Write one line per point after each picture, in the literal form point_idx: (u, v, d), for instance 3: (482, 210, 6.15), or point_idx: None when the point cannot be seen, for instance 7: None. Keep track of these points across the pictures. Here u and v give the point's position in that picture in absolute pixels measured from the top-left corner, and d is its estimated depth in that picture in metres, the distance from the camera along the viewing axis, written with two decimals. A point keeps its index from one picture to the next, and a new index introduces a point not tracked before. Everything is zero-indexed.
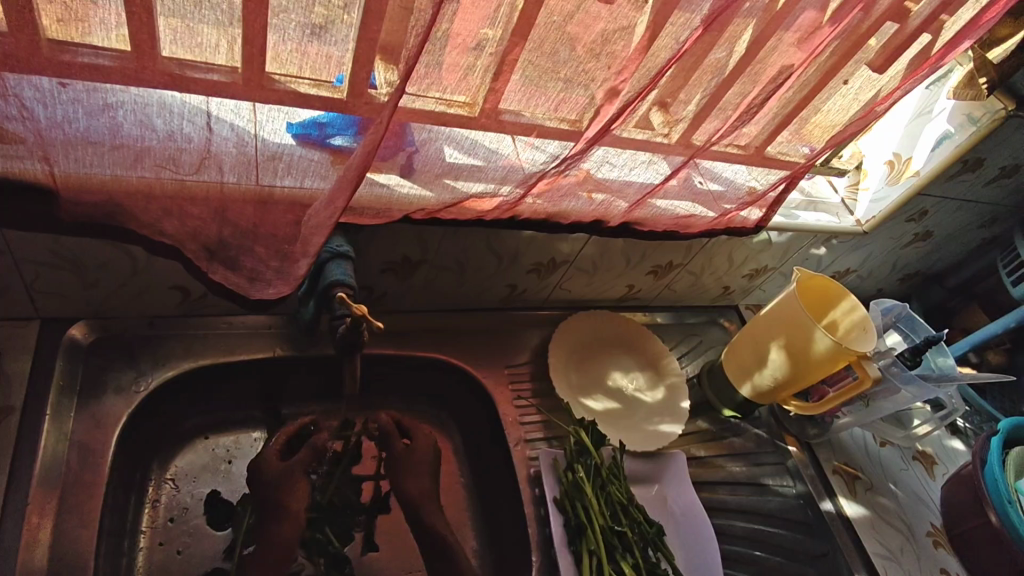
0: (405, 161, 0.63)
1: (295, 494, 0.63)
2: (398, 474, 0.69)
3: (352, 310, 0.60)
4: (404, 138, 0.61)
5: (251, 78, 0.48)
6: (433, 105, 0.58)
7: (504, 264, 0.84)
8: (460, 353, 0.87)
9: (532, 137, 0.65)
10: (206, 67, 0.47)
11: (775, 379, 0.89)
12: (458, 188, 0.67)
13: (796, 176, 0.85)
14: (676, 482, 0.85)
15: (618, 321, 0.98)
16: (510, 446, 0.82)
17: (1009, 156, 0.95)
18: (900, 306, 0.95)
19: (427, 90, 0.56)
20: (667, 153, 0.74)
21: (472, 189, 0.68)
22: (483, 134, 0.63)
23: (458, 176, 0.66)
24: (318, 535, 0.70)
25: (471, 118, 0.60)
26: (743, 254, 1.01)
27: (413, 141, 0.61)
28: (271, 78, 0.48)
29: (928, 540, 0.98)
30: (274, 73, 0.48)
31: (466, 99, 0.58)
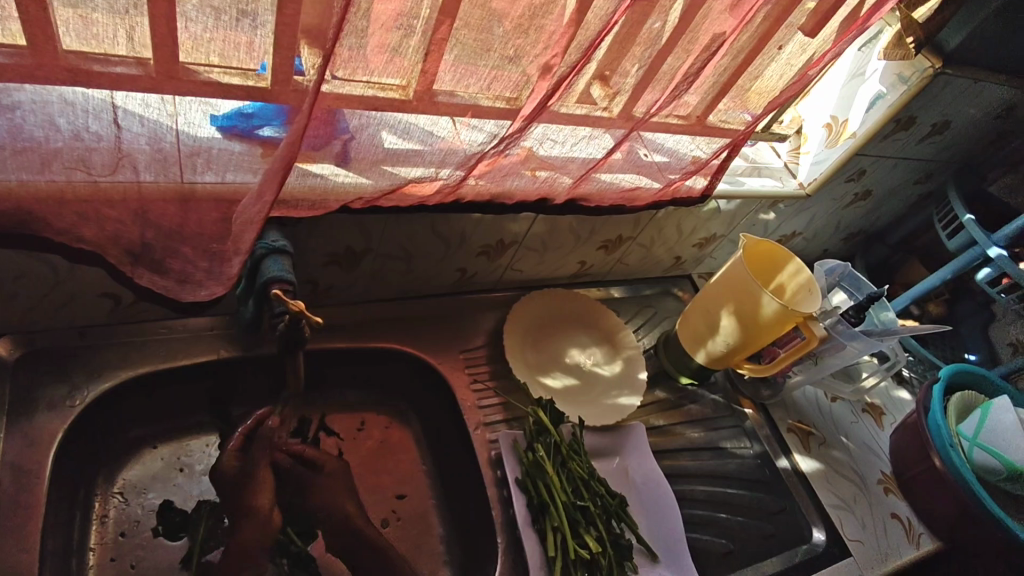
0: (340, 150, 0.61)
1: (262, 493, 0.63)
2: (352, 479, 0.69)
3: (289, 307, 0.57)
4: (335, 125, 0.58)
5: (164, 69, 0.45)
6: (361, 89, 0.56)
7: (452, 248, 0.83)
8: (415, 342, 0.86)
9: (468, 117, 0.63)
10: (109, 60, 0.44)
11: (727, 345, 0.91)
12: (397, 173, 0.65)
13: (738, 143, 0.85)
14: (636, 452, 0.87)
15: (573, 298, 0.98)
16: (470, 431, 0.82)
17: (940, 114, 0.98)
18: (842, 265, 0.97)
19: (355, 74, 0.54)
20: (608, 127, 0.73)
21: (411, 173, 0.66)
22: (419, 116, 0.61)
23: (396, 162, 0.64)
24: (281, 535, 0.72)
25: (405, 101, 0.58)
26: (691, 223, 1.02)
27: (345, 128, 0.59)
28: (186, 67, 0.46)
29: (879, 488, 1.02)
30: (187, 62, 0.45)
31: (399, 82, 0.56)
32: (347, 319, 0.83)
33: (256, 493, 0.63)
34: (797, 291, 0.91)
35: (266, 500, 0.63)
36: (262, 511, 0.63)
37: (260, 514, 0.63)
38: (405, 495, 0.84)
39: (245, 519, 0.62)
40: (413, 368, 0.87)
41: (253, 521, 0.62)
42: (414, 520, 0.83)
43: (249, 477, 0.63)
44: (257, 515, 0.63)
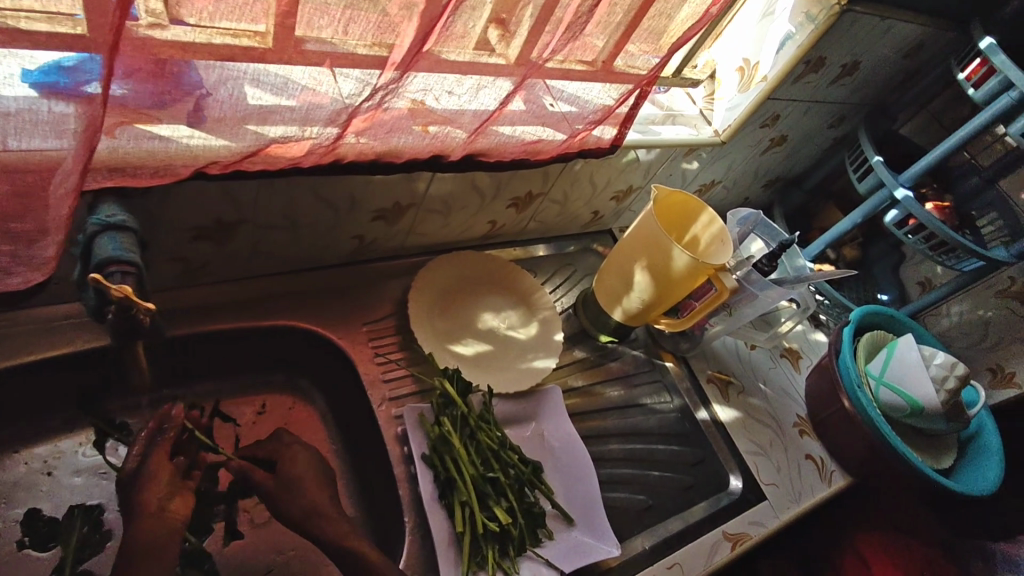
0: (191, 106, 0.53)
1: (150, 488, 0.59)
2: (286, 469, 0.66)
3: (112, 292, 0.50)
4: (183, 78, 0.50)
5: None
6: (215, 38, 0.49)
7: (343, 214, 0.76)
8: (311, 317, 0.80)
9: (326, 67, 0.55)
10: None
11: (642, 301, 0.89)
12: (263, 132, 0.58)
13: (646, 88, 0.80)
14: (552, 416, 0.85)
15: (485, 260, 0.94)
16: (374, 408, 0.78)
17: (849, 53, 0.96)
18: (754, 214, 0.94)
19: (210, 21, 0.48)
20: (499, 73, 0.67)
21: (276, 132, 0.58)
22: (269, 65, 0.53)
23: (259, 120, 0.57)
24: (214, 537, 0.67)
25: (267, 50, 0.51)
26: (605, 176, 0.98)
27: (199, 81, 0.51)
28: None
29: (795, 430, 1.04)
30: None
31: (261, 28, 0.50)
32: (233, 296, 0.76)
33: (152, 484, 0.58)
34: (711, 243, 0.89)
35: (158, 494, 0.59)
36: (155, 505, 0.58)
37: (156, 509, 0.58)
38: None
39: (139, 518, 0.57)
40: (312, 344, 0.81)
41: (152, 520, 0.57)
42: None
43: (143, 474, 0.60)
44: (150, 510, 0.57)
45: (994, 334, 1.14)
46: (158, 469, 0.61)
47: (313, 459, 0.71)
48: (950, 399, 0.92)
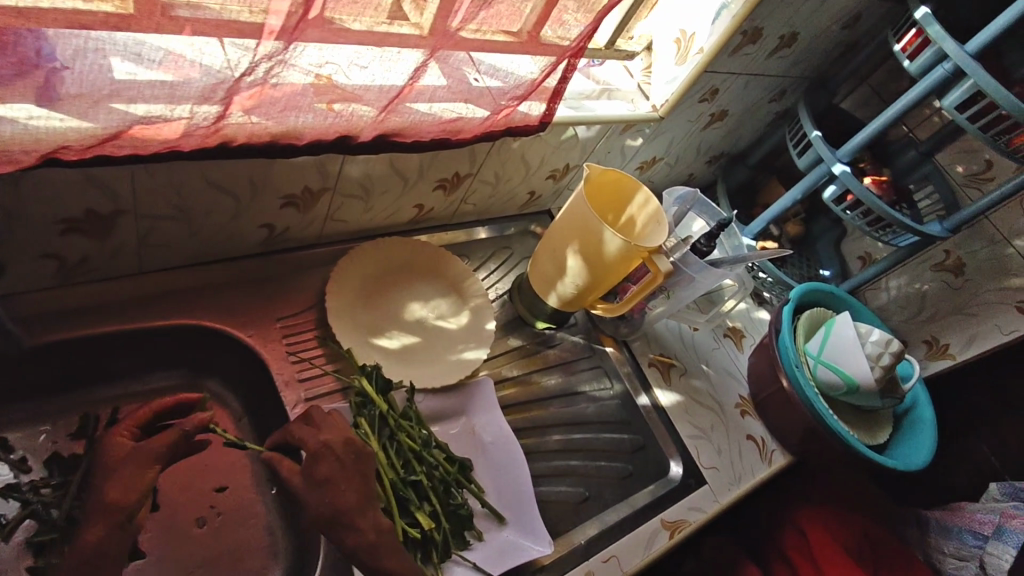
0: (41, 81, 0.46)
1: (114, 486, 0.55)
2: (320, 468, 0.59)
3: None
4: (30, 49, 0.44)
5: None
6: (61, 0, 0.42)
7: (246, 202, 0.69)
8: (215, 315, 0.74)
9: (188, 36, 0.48)
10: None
11: (576, 286, 0.85)
12: (132, 112, 0.51)
13: (575, 57, 0.74)
14: (483, 409, 0.81)
15: (412, 246, 0.88)
16: (287, 410, 0.72)
17: (787, 24, 0.92)
18: (691, 192, 0.91)
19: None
20: (407, 44, 0.61)
21: (150, 111, 0.52)
22: (115, 33, 0.45)
23: (125, 98, 0.50)
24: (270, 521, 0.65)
25: (128, 17, 0.45)
26: (538, 155, 0.93)
27: (54, 54, 0.45)
28: None
29: (736, 411, 1.03)
30: None
31: None
32: (129, 292, 0.70)
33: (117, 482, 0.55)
34: (647, 224, 0.85)
35: (124, 492, 0.55)
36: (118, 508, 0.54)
37: (117, 508, 0.55)
38: (227, 487, 0.75)
39: (93, 520, 0.54)
40: (220, 343, 0.75)
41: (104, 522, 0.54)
42: (237, 514, 0.74)
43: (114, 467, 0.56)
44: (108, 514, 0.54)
45: (929, 308, 1.15)
46: (129, 461, 0.57)
47: (353, 448, 0.62)
48: (883, 375, 0.92)
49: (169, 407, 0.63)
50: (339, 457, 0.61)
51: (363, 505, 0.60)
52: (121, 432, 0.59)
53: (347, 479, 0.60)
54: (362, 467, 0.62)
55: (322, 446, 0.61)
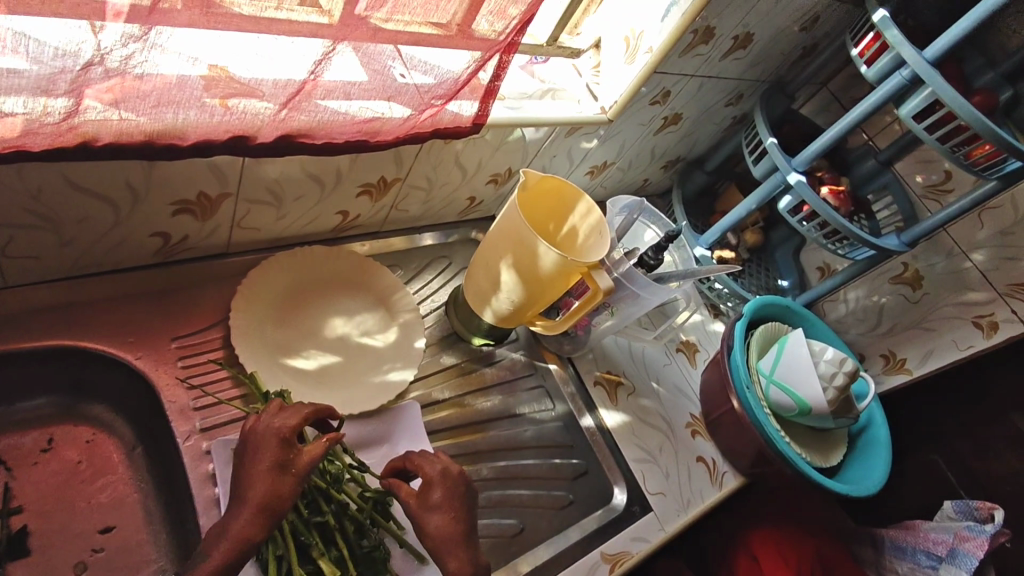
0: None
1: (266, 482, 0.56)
2: (434, 496, 0.62)
3: None
4: None
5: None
6: None
7: (128, 209, 0.61)
8: (97, 334, 0.66)
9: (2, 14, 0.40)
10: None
11: (512, 302, 0.78)
12: None
13: (509, 49, 0.67)
14: (407, 436, 0.74)
15: (336, 256, 0.80)
16: (178, 443, 0.64)
17: (740, 24, 0.87)
18: (636, 202, 0.85)
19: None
20: (313, 32, 0.53)
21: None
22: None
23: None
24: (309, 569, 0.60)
25: None
26: (476, 158, 0.86)
27: None
28: None
29: (686, 431, 0.98)
30: None
31: None
32: None
33: (256, 478, 0.56)
34: (590, 235, 0.79)
35: (268, 491, 0.55)
36: (277, 505, 0.55)
37: (266, 504, 0.55)
38: (113, 527, 0.66)
39: (237, 513, 0.54)
40: (107, 365, 0.67)
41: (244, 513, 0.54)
42: (122, 559, 0.65)
43: (282, 460, 0.57)
44: (267, 510, 0.55)
45: (887, 322, 1.12)
46: (282, 461, 0.57)
47: (462, 477, 0.65)
48: (837, 397, 0.89)
49: (319, 410, 0.63)
50: (452, 486, 0.63)
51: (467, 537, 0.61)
52: (284, 429, 0.59)
53: (456, 511, 0.62)
54: (469, 499, 0.64)
55: (437, 475, 0.64)
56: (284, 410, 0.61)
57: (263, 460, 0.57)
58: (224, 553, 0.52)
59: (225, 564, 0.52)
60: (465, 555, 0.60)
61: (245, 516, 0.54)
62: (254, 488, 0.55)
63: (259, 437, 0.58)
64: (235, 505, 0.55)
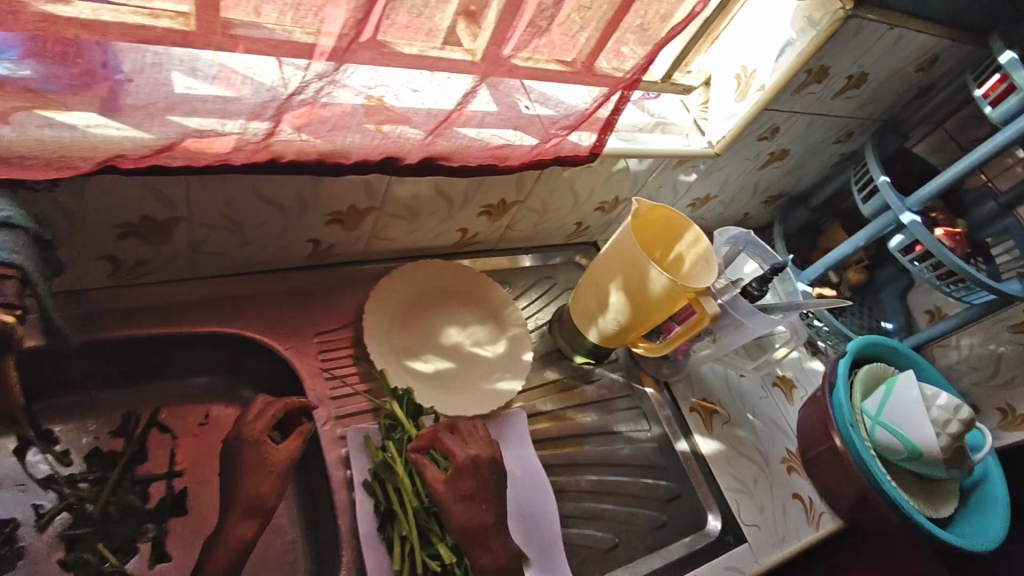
0: (105, 92, 0.49)
1: (262, 483, 0.63)
2: (464, 483, 0.64)
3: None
4: (102, 61, 0.47)
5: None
6: (131, 16, 0.45)
7: (294, 216, 0.70)
8: (256, 324, 0.75)
9: (239, 52, 0.50)
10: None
11: (618, 322, 0.83)
12: (188, 123, 0.53)
13: (630, 85, 0.72)
14: (514, 443, 0.79)
15: (455, 271, 0.87)
16: (317, 427, 0.72)
17: (855, 64, 0.88)
18: (745, 233, 0.87)
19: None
20: (466, 71, 0.61)
21: (205, 124, 0.54)
22: (169, 49, 0.48)
23: (185, 111, 0.52)
24: (430, 551, 0.64)
25: (191, 33, 0.47)
26: (588, 186, 0.92)
27: (122, 68, 0.48)
28: None
29: (782, 467, 0.97)
30: None
31: (184, 9, 0.46)
32: (174, 298, 0.71)
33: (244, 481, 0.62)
34: (696, 263, 0.82)
35: (256, 493, 0.62)
36: (267, 504, 0.63)
37: (255, 504, 0.62)
38: None
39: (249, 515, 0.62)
40: (259, 354, 0.76)
41: (237, 512, 0.61)
42: None
43: (266, 463, 0.63)
44: (260, 510, 0.62)
45: (1005, 371, 1.06)
46: (256, 462, 0.63)
47: (493, 466, 0.66)
48: (951, 444, 0.85)
49: (295, 407, 0.68)
50: (483, 475, 0.65)
51: (497, 525, 0.64)
52: (252, 435, 0.64)
53: (487, 503, 0.64)
54: (500, 486, 0.66)
55: (468, 462, 0.65)
56: (264, 414, 0.66)
57: (248, 464, 0.63)
58: (227, 554, 0.60)
59: (228, 563, 0.60)
60: (497, 545, 0.63)
61: (236, 520, 0.61)
62: (237, 495, 0.62)
63: (239, 443, 0.64)
64: (231, 509, 0.62)
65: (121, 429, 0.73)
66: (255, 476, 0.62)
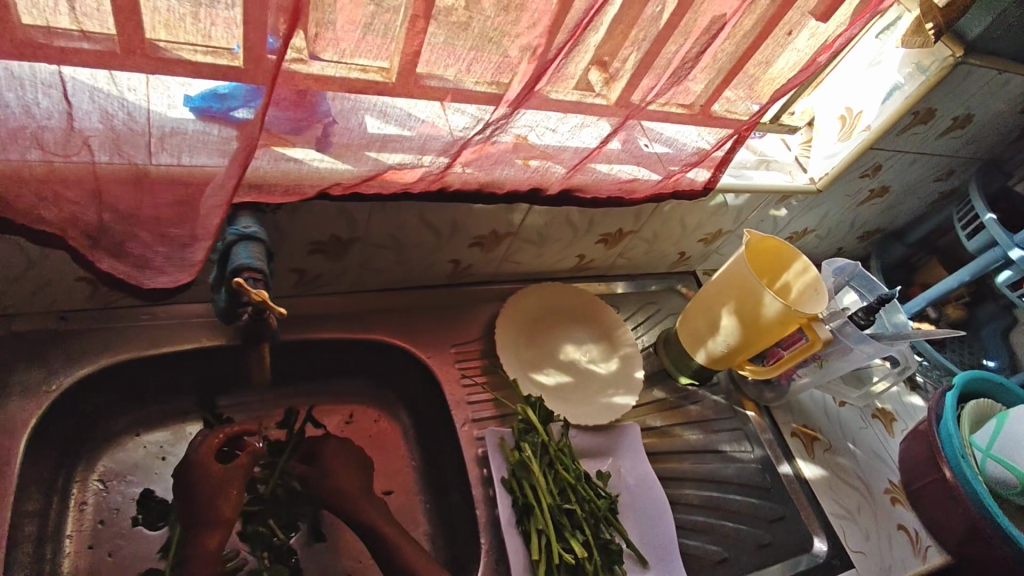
0: (319, 133, 0.58)
1: (227, 499, 0.65)
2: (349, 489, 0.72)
3: (252, 296, 0.55)
4: (316, 109, 0.56)
5: (131, 46, 0.42)
6: (339, 71, 0.53)
7: (445, 238, 0.80)
8: (403, 334, 0.85)
9: (448, 102, 0.60)
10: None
11: (728, 344, 0.88)
12: (381, 159, 0.63)
13: (744, 133, 0.81)
14: (630, 454, 0.85)
15: (572, 293, 0.95)
16: (457, 427, 0.80)
17: (962, 106, 0.93)
18: (852, 265, 0.93)
19: (323, 51, 0.51)
20: (605, 114, 0.70)
21: (390, 159, 0.63)
22: (363, 96, 0.56)
23: (378, 147, 0.61)
24: (564, 543, 0.71)
25: (389, 84, 0.55)
26: (696, 218, 0.98)
27: (329, 111, 0.56)
28: (153, 45, 0.43)
29: (886, 497, 0.98)
30: (157, 41, 0.43)
31: (384, 64, 0.53)
32: (335, 307, 0.82)
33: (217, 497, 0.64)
34: (803, 292, 0.87)
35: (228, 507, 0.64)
36: (227, 516, 0.64)
37: (223, 518, 0.64)
38: (392, 491, 0.83)
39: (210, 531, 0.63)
40: (403, 361, 0.86)
41: (213, 528, 0.63)
42: (399, 517, 0.82)
43: (225, 480, 0.65)
44: (222, 522, 0.64)
45: None
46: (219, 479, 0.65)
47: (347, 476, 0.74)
48: None
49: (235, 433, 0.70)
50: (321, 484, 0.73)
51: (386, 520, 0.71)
52: (203, 456, 0.66)
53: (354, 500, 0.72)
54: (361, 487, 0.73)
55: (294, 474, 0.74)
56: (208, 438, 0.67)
57: (207, 482, 0.64)
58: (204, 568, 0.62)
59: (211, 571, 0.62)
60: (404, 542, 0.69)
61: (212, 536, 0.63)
62: (208, 512, 0.63)
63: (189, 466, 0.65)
64: (200, 526, 0.63)
65: (286, 421, 0.81)
66: (221, 492, 0.64)
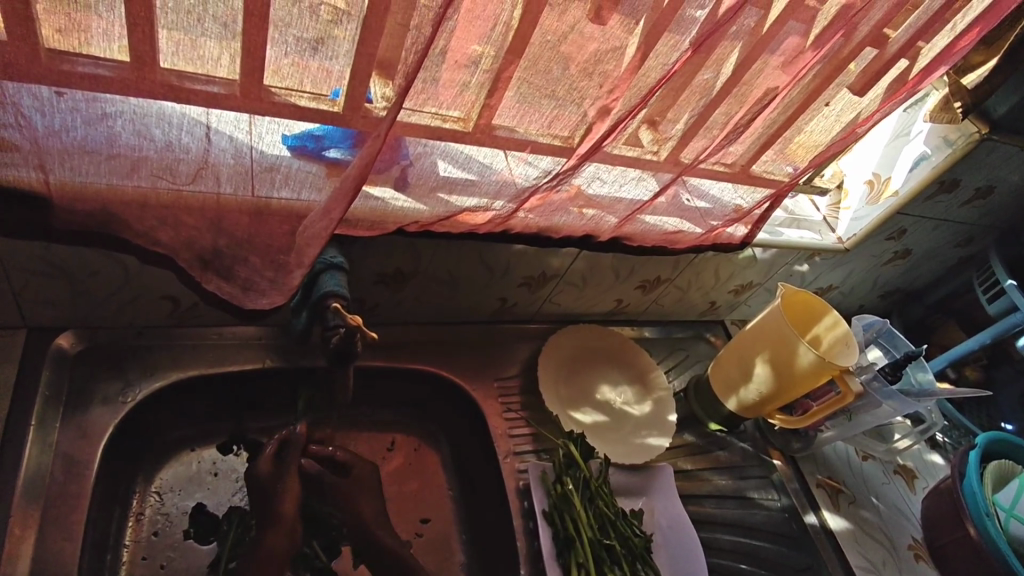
0: (398, 175, 0.64)
1: None
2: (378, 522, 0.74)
3: (346, 320, 0.60)
4: (399, 152, 0.61)
5: (250, 90, 0.49)
6: (428, 121, 0.58)
7: (497, 275, 0.86)
8: (450, 366, 0.88)
9: (524, 153, 0.66)
10: (92, 62, 0.45)
11: (760, 393, 0.92)
12: (452, 202, 0.68)
13: (780, 194, 0.87)
14: (663, 494, 0.87)
15: (608, 336, 0.99)
16: (499, 459, 0.83)
17: (983, 178, 0.98)
18: (879, 322, 0.97)
19: (424, 105, 0.57)
20: (656, 170, 0.75)
21: (466, 203, 0.68)
22: (444, 142, 0.61)
23: (453, 190, 0.66)
24: None
25: (465, 133, 0.61)
26: (729, 270, 1.03)
27: (408, 155, 0.62)
28: (270, 90, 0.50)
29: (909, 553, 0.99)
30: (273, 86, 0.50)
31: (461, 115, 0.59)
32: (386, 337, 0.86)
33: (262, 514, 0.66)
34: (834, 344, 0.90)
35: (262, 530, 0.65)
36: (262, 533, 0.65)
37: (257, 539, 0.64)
38: (429, 519, 0.85)
39: None
40: (447, 391, 0.89)
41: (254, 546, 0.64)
42: (435, 545, 0.83)
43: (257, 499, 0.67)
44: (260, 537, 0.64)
45: None
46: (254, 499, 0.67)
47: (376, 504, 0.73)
48: None
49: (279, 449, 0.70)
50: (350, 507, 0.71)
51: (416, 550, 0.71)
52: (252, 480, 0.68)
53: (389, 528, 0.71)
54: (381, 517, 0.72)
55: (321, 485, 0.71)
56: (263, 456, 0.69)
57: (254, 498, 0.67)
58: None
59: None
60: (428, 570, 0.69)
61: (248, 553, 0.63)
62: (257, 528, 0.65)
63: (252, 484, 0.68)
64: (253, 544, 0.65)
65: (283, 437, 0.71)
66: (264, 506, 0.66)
